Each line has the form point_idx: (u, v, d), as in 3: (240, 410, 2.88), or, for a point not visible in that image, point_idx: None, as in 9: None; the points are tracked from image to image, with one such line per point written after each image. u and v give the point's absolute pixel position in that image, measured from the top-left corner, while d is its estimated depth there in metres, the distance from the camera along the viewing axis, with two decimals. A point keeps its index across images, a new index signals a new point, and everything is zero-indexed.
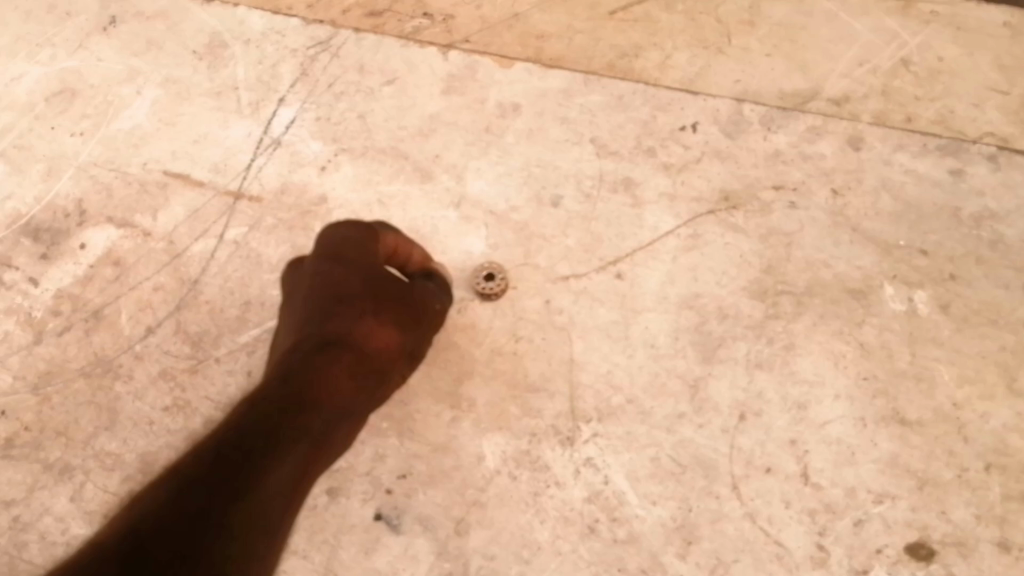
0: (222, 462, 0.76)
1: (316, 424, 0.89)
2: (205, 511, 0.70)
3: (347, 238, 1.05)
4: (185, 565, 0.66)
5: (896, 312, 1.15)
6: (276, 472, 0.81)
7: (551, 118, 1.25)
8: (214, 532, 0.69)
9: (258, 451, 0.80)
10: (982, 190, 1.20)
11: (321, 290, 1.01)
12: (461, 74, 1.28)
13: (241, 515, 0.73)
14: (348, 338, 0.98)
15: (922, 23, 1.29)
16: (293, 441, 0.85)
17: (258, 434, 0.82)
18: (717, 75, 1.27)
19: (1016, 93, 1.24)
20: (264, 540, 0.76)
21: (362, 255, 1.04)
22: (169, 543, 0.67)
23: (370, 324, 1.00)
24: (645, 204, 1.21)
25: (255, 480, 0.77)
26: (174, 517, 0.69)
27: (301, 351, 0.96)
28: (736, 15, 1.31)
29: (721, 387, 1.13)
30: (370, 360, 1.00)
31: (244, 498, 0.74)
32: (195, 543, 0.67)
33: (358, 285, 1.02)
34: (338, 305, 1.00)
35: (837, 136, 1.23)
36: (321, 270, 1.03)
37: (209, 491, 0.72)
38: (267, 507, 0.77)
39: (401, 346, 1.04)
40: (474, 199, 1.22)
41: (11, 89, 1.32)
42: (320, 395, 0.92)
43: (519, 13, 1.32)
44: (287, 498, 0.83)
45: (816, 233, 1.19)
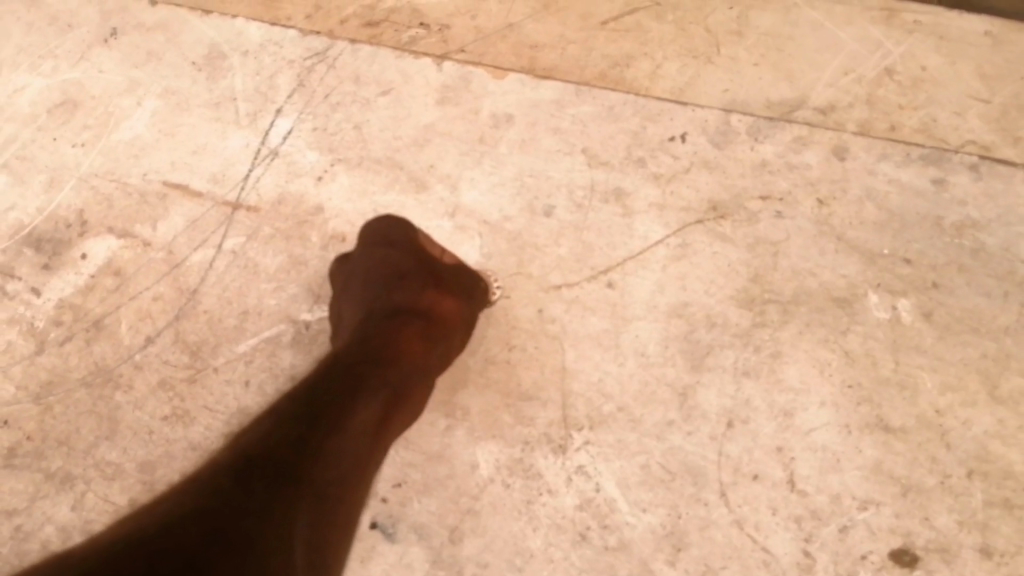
0: (312, 408, 0.79)
1: (399, 375, 0.92)
2: (304, 439, 0.74)
3: (393, 228, 1.12)
4: (288, 484, 0.69)
5: (879, 321, 1.18)
6: (363, 417, 0.83)
7: (543, 129, 1.28)
8: (311, 458, 0.73)
9: (347, 395, 0.83)
10: (964, 200, 1.23)
11: (380, 267, 1.07)
12: (455, 84, 1.30)
13: (334, 448, 0.76)
14: (416, 306, 1.03)
15: (906, 33, 1.31)
16: (381, 388, 0.88)
17: (343, 386, 0.84)
18: (706, 85, 1.30)
19: (997, 101, 1.27)
20: (355, 473, 0.79)
21: (410, 240, 1.11)
22: (274, 463, 0.70)
23: (432, 295, 1.06)
24: (636, 213, 1.23)
25: (347, 418, 0.80)
26: (277, 445, 0.72)
27: (371, 318, 1.00)
28: (726, 25, 1.33)
29: (709, 394, 1.16)
30: (436, 324, 1.04)
31: (338, 431, 0.77)
32: (296, 464, 0.71)
33: (413, 264, 1.08)
34: (401, 279, 1.05)
35: (823, 146, 1.25)
36: (377, 253, 1.09)
37: (306, 425, 0.76)
38: (358, 445, 0.80)
39: (458, 318, 1.09)
40: (468, 208, 1.24)
41: (14, 100, 1.33)
42: (399, 351, 0.95)
43: (512, 24, 1.34)
44: (374, 443, 0.84)
45: (803, 243, 1.21)
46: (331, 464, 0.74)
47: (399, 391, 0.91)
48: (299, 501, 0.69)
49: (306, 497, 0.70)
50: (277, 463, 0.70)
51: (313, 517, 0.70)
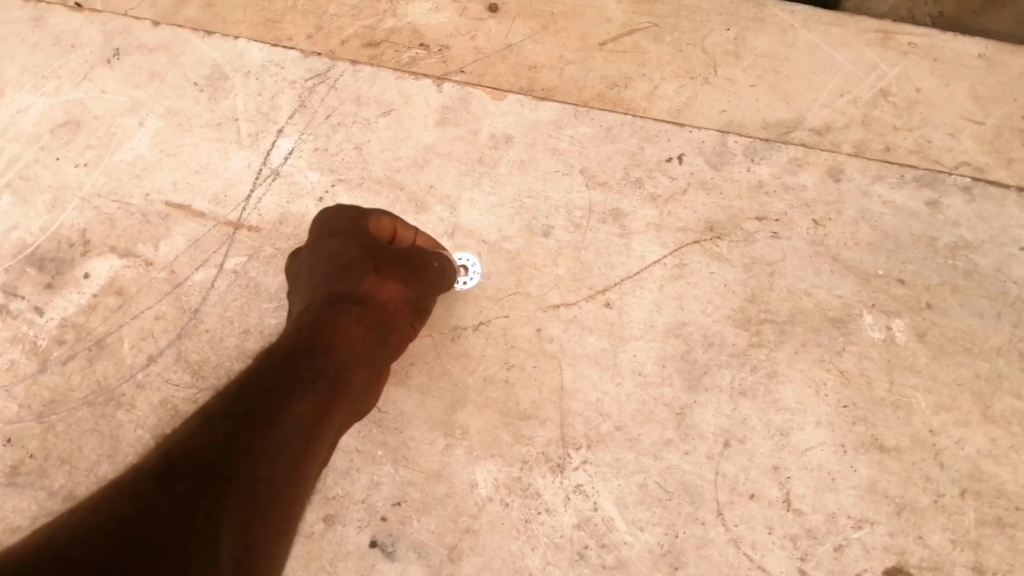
0: (240, 403, 0.78)
1: (336, 365, 0.92)
2: (232, 437, 0.73)
3: (337, 215, 1.10)
4: (215, 482, 0.68)
5: (874, 341, 1.19)
6: (295, 409, 0.82)
7: (542, 149, 1.29)
8: (240, 454, 0.72)
9: (280, 388, 0.82)
10: (958, 221, 1.24)
11: (322, 259, 1.06)
12: (455, 106, 1.31)
13: (263, 442, 0.75)
14: (355, 295, 1.03)
15: (900, 55, 1.33)
16: (316, 379, 0.88)
17: (274, 378, 0.84)
18: (703, 106, 1.32)
19: (991, 123, 1.29)
20: (292, 466, 0.77)
21: (355, 225, 1.09)
22: (199, 461, 0.69)
23: (371, 282, 1.05)
24: (633, 233, 1.25)
25: (279, 411, 0.80)
26: (202, 441, 0.71)
27: (309, 310, 1.00)
28: (723, 46, 1.35)
29: (706, 414, 1.16)
30: (377, 311, 1.03)
31: (266, 426, 0.77)
32: (224, 461, 0.70)
33: (355, 251, 1.07)
34: (341, 269, 1.05)
35: (819, 167, 1.27)
36: (321, 243, 1.08)
37: (235, 421, 0.75)
38: (295, 435, 0.80)
39: (405, 303, 1.07)
40: (467, 228, 1.26)
41: (18, 121, 1.34)
42: (335, 341, 0.94)
43: (512, 45, 1.37)
44: (312, 434, 0.83)
45: (798, 263, 1.22)
46: (263, 460, 0.74)
47: (336, 381, 0.90)
48: (227, 498, 0.68)
49: (237, 494, 0.69)
50: (202, 461, 0.69)
51: (246, 512, 0.69)
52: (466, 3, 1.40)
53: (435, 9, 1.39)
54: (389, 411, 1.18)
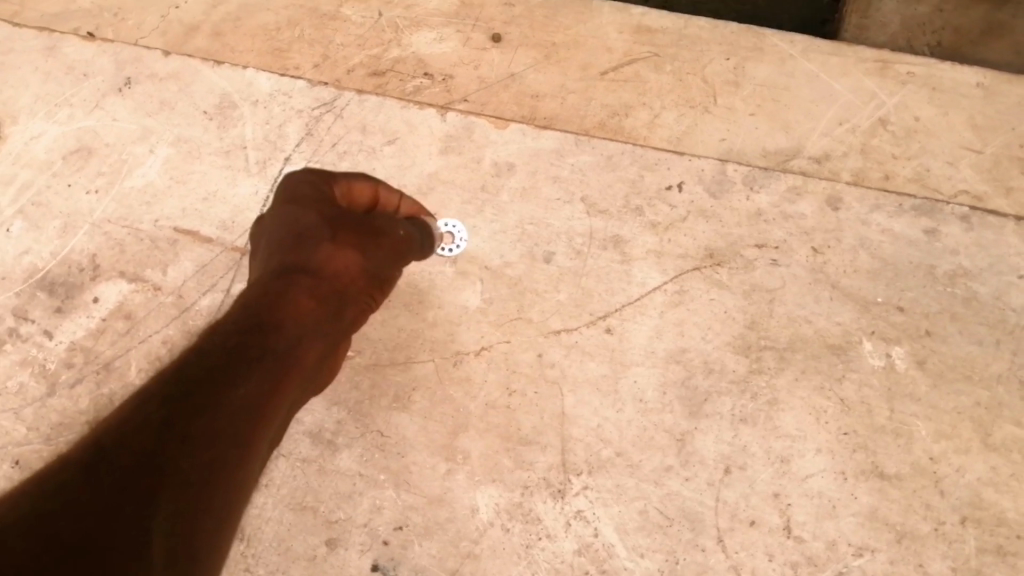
0: (176, 387, 0.72)
1: (284, 343, 0.86)
2: (168, 423, 0.68)
3: (299, 181, 1.02)
4: (146, 473, 0.63)
5: (874, 368, 1.20)
6: (240, 390, 0.76)
7: (544, 177, 1.31)
8: (174, 443, 0.67)
9: (223, 367, 0.77)
10: (956, 249, 1.25)
11: (279, 226, 0.98)
12: (458, 134, 1.34)
13: (195, 430, 0.69)
14: (310, 263, 0.95)
15: (898, 84, 1.35)
16: (263, 357, 0.82)
17: (214, 359, 0.77)
18: (703, 134, 1.34)
19: (989, 151, 1.31)
20: (226, 458, 0.71)
21: (317, 193, 1.01)
22: (129, 452, 0.64)
23: (329, 248, 0.96)
24: (634, 260, 1.26)
25: (218, 392, 0.74)
26: (130, 432, 0.66)
27: (259, 283, 0.92)
28: (722, 76, 1.37)
29: (707, 441, 1.17)
30: (334, 282, 0.95)
31: (208, 408, 0.71)
32: (162, 447, 0.66)
33: (312, 217, 0.97)
34: (298, 235, 0.96)
35: (817, 196, 1.28)
36: (280, 209, 1.00)
37: (168, 406, 0.69)
38: (235, 418, 0.74)
39: (365, 272, 0.99)
40: (470, 254, 1.28)
41: (30, 148, 1.37)
42: (288, 316, 0.88)
43: (514, 74, 1.40)
44: (254, 418, 0.77)
45: (797, 290, 1.24)
46: (196, 449, 0.68)
47: (284, 359, 0.85)
48: (163, 489, 0.63)
49: (173, 485, 0.64)
50: (135, 450, 0.64)
51: (173, 509, 0.63)
52: (470, 33, 1.42)
53: (440, 39, 1.42)
54: (392, 435, 1.19)
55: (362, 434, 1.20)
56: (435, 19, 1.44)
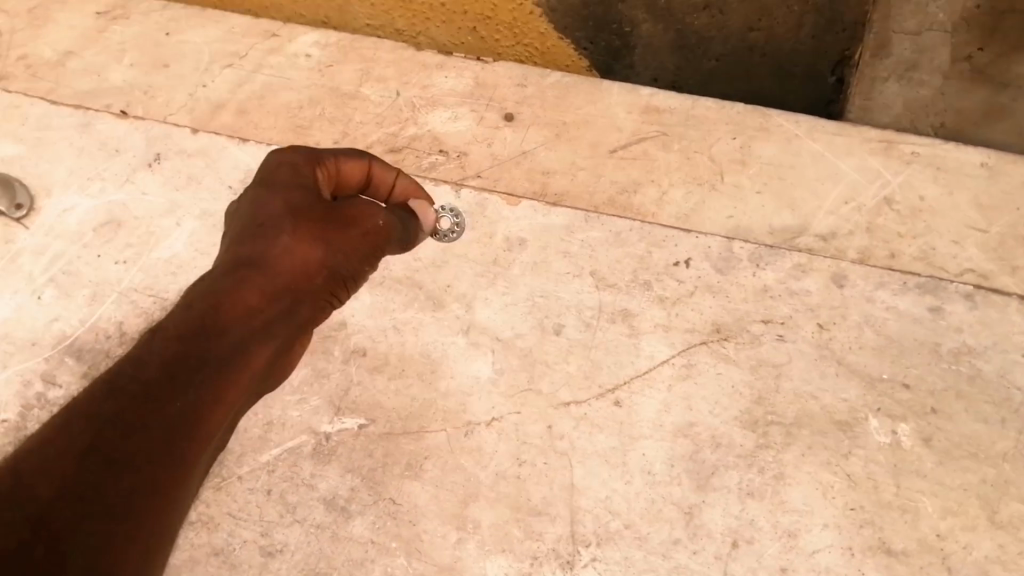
0: (111, 404, 0.85)
1: (229, 345, 0.95)
2: (98, 445, 0.81)
3: (280, 164, 1.09)
4: (66, 501, 0.76)
5: (880, 444, 1.21)
6: (176, 402, 0.88)
7: (554, 252, 1.36)
8: (101, 465, 0.80)
9: (160, 381, 0.88)
10: (960, 327, 1.27)
11: (249, 213, 1.07)
12: (472, 210, 1.40)
13: (120, 451, 0.82)
14: (267, 257, 1.02)
15: (904, 164, 1.40)
16: (203, 365, 0.92)
17: (154, 372, 0.89)
18: (710, 212, 1.38)
19: (994, 231, 1.34)
20: (156, 468, 0.83)
21: (293, 177, 1.08)
22: (57, 477, 0.77)
23: (286, 242, 1.03)
24: (642, 333, 1.29)
25: (153, 406, 0.86)
26: (59, 458, 0.79)
27: (215, 274, 1.01)
28: (729, 154, 1.42)
29: (714, 514, 1.18)
30: (291, 276, 1.03)
31: (138, 426, 0.84)
32: (87, 472, 0.79)
33: (278, 208, 1.05)
34: (262, 225, 1.04)
35: (822, 273, 1.32)
36: (255, 193, 1.08)
37: (99, 427, 0.82)
38: (170, 428, 0.86)
39: (326, 265, 1.05)
40: (482, 325, 1.31)
41: (63, 220, 1.44)
42: (233, 319, 0.97)
43: (527, 151, 1.45)
44: (193, 422, 0.88)
45: (804, 366, 1.26)
46: (126, 466, 0.81)
47: (228, 363, 0.94)
48: (85, 509, 0.76)
49: (99, 512, 0.77)
50: (61, 476, 0.78)
51: (97, 524, 0.76)
52: (484, 112, 1.49)
53: (455, 117, 1.49)
54: (405, 503, 1.21)
55: (374, 502, 1.22)
56: (450, 99, 1.50)
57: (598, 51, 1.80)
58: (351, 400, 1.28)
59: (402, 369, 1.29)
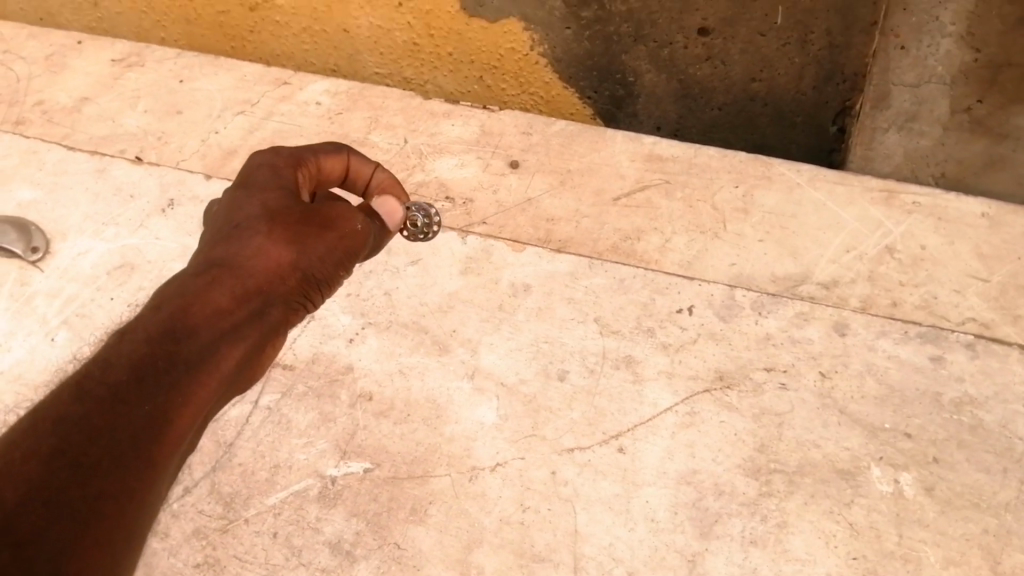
0: (78, 408, 0.86)
1: (198, 348, 0.94)
2: (64, 451, 0.83)
3: (260, 165, 1.08)
4: (32, 506, 0.79)
5: (883, 494, 1.21)
6: (144, 404, 0.88)
7: (559, 298, 1.38)
8: (67, 471, 0.82)
9: (127, 384, 0.89)
10: (962, 376, 1.28)
11: (225, 213, 1.06)
12: (478, 256, 1.43)
13: (87, 456, 0.83)
14: (239, 260, 1.00)
15: (904, 214, 1.42)
16: (170, 368, 0.91)
17: (121, 375, 0.89)
18: (713, 259, 1.40)
19: (995, 280, 1.35)
20: (122, 473, 0.84)
21: (272, 178, 1.06)
22: (25, 482, 0.80)
23: (260, 246, 1.01)
24: (645, 380, 1.30)
25: (119, 410, 0.87)
26: (28, 463, 0.81)
27: (186, 274, 1.00)
28: (731, 203, 1.45)
29: (717, 562, 1.18)
30: (263, 279, 1.00)
31: (102, 431, 0.85)
32: (54, 477, 0.81)
33: (255, 210, 1.04)
34: (237, 226, 1.03)
35: (823, 321, 1.33)
36: (234, 194, 1.07)
37: (66, 432, 0.84)
38: (136, 433, 0.86)
39: (299, 268, 1.02)
40: (487, 370, 1.33)
41: (78, 264, 1.47)
42: (202, 322, 0.95)
43: (531, 198, 1.48)
44: (161, 426, 0.88)
45: (806, 415, 1.26)
46: (91, 471, 0.83)
47: (194, 367, 0.93)
48: (49, 516, 0.79)
49: (64, 516, 0.79)
50: (27, 482, 0.80)
51: (62, 531, 0.78)
52: (490, 160, 1.53)
53: (461, 164, 1.53)
54: (409, 548, 1.21)
55: (379, 546, 1.22)
56: (457, 147, 1.55)
57: (602, 100, 1.83)
58: (357, 444, 1.29)
59: (408, 414, 1.30)
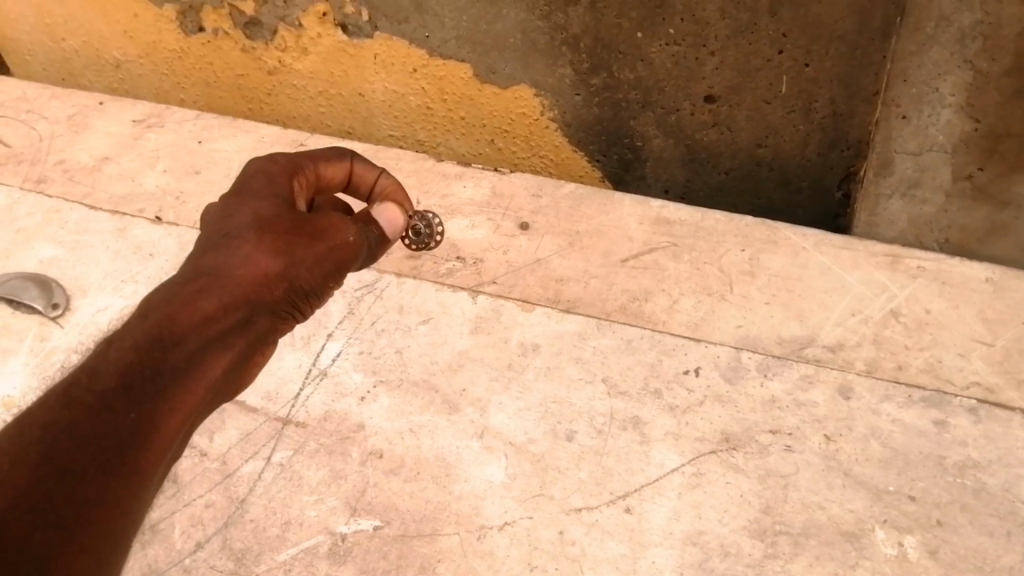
0: (65, 415, 0.85)
1: (184, 356, 0.95)
2: (51, 457, 0.82)
3: (256, 172, 1.11)
4: (19, 512, 0.77)
5: (887, 556, 1.21)
6: (132, 412, 0.88)
7: (567, 357, 1.40)
8: (54, 478, 0.81)
9: (115, 392, 0.88)
10: (965, 440, 1.29)
11: (215, 220, 1.07)
12: (488, 315, 1.46)
13: (74, 464, 0.82)
14: (228, 269, 1.01)
15: (909, 277, 1.45)
16: (156, 376, 0.92)
17: (108, 381, 0.89)
18: (720, 321, 1.43)
19: (999, 344, 1.37)
20: (110, 482, 0.83)
21: (267, 186, 1.10)
22: (12, 488, 0.79)
23: (249, 255, 1.03)
24: (652, 441, 1.32)
25: (106, 417, 0.86)
26: (13, 469, 0.80)
27: (174, 281, 1.00)
28: (738, 265, 1.48)
29: None
30: (251, 287, 1.02)
31: (90, 438, 0.84)
32: (40, 484, 0.80)
33: (245, 218, 1.06)
34: (226, 235, 1.05)
35: (828, 384, 1.35)
36: (225, 202, 1.09)
37: (53, 438, 0.83)
38: (123, 439, 0.86)
39: (287, 277, 1.05)
40: (496, 429, 1.35)
41: (96, 320, 1.50)
42: (188, 329, 0.96)
43: (540, 259, 1.52)
44: (148, 433, 0.88)
45: (810, 477, 1.28)
46: (79, 478, 0.82)
47: (180, 375, 0.94)
48: (36, 523, 0.77)
49: (50, 523, 0.78)
50: (12, 489, 0.79)
51: (50, 539, 0.77)
52: (500, 222, 1.57)
53: (472, 225, 1.57)
54: None
55: None
56: (468, 208, 1.59)
57: (610, 163, 1.88)
58: (367, 501, 1.30)
59: (417, 472, 1.32)
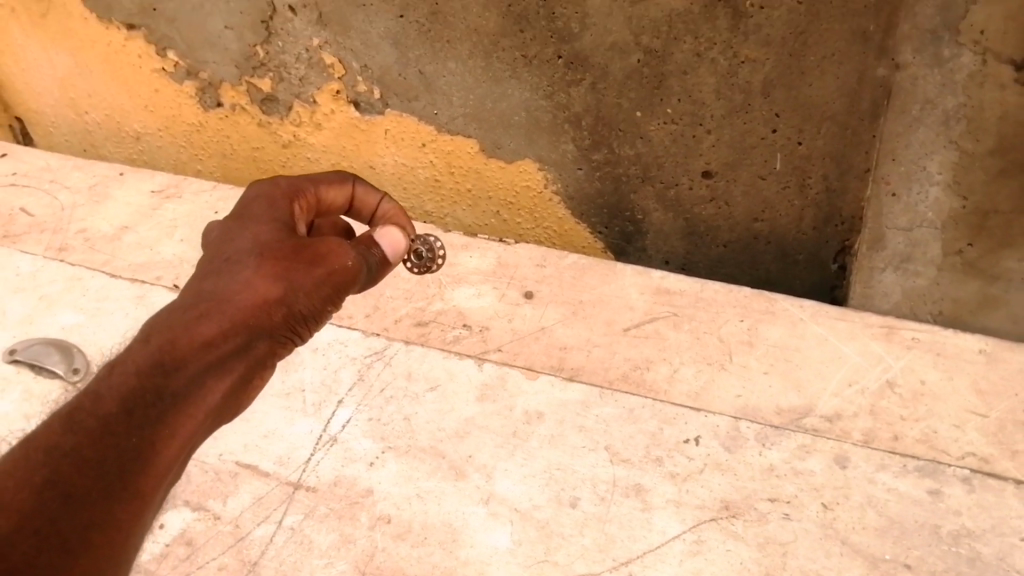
0: (68, 439, 0.88)
1: (185, 381, 0.97)
2: (54, 481, 0.85)
3: (257, 199, 1.18)
4: (23, 536, 0.81)
5: None
6: (133, 436, 0.91)
7: (570, 425, 1.44)
8: (57, 502, 0.84)
9: (116, 416, 0.91)
10: (959, 509, 1.32)
11: (217, 245, 1.12)
12: (494, 382, 1.50)
13: (76, 488, 0.86)
14: (228, 293, 1.05)
15: (904, 348, 1.50)
16: (156, 400, 0.94)
17: (110, 404, 0.91)
18: (719, 390, 1.47)
19: (993, 416, 1.41)
20: (110, 506, 0.87)
21: (266, 212, 1.16)
22: (15, 511, 0.82)
23: (249, 280, 1.06)
24: (654, 508, 1.35)
25: (108, 441, 0.89)
26: (17, 493, 0.83)
27: (175, 306, 1.04)
28: (737, 335, 1.53)
29: None
30: (251, 310, 1.05)
31: (92, 463, 0.87)
32: (43, 507, 0.83)
33: (245, 246, 1.11)
34: (227, 260, 1.09)
35: (825, 453, 1.39)
36: (226, 230, 1.14)
37: (57, 462, 0.86)
38: (124, 466, 0.89)
39: (286, 302, 1.08)
40: (501, 496, 1.37)
41: None
42: (189, 352, 0.99)
43: (544, 327, 1.57)
44: (147, 456, 0.91)
45: (809, 544, 1.30)
46: (81, 503, 0.85)
47: (179, 398, 0.96)
48: (40, 547, 0.81)
49: (54, 547, 0.82)
50: (15, 513, 0.82)
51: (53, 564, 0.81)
52: (506, 291, 1.63)
53: (478, 294, 1.63)
54: None
55: None
56: (474, 277, 1.65)
57: (613, 235, 1.94)
58: (376, 565, 1.32)
59: (425, 537, 1.34)
